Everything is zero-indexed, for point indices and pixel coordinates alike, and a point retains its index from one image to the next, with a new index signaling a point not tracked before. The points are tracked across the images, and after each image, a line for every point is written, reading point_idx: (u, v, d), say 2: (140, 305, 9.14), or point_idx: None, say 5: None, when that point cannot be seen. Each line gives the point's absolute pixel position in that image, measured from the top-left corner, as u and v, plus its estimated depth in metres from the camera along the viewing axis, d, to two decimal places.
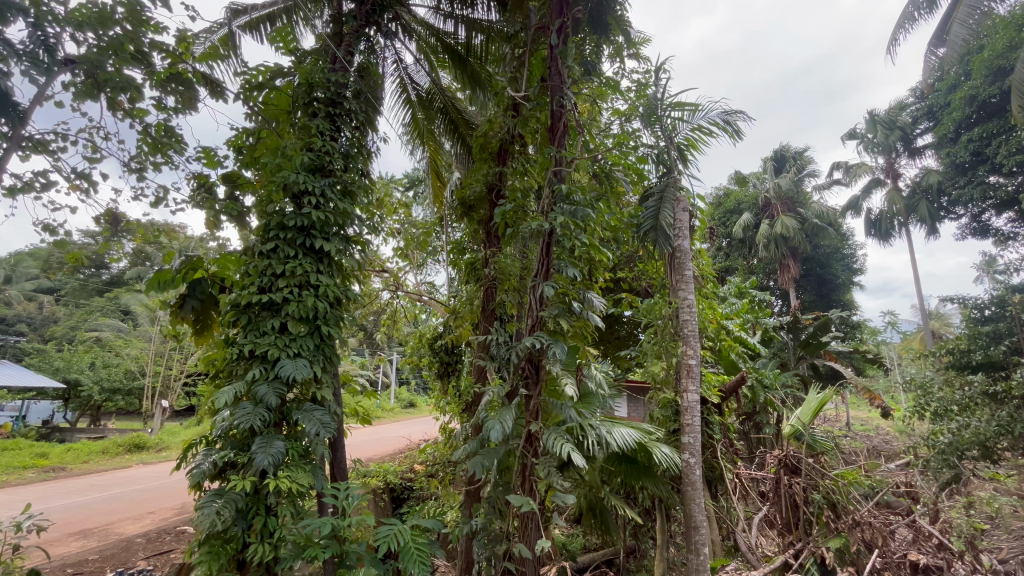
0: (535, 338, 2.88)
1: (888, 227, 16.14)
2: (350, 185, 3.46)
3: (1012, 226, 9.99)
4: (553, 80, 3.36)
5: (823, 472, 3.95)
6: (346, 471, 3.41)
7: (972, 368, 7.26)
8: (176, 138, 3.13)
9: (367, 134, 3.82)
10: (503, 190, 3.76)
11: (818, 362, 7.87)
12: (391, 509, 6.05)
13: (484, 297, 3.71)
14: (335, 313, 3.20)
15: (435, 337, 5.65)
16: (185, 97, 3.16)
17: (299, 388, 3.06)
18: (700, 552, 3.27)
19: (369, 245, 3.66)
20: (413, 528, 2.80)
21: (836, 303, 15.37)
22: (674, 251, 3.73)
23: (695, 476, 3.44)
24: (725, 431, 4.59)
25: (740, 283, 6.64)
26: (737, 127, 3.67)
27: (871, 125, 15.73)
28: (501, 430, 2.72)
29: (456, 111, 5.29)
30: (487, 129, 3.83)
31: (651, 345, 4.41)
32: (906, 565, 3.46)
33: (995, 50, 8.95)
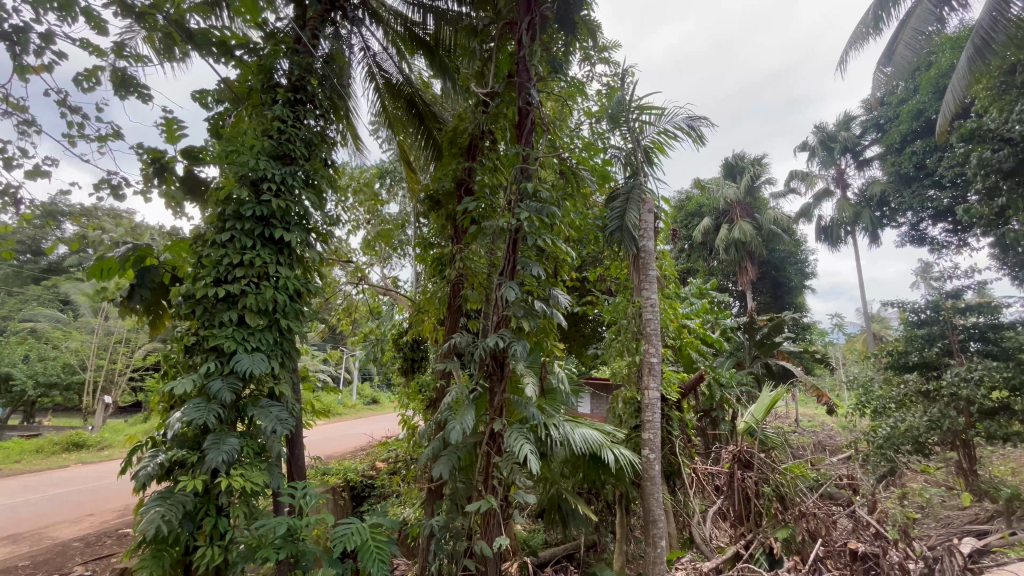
0: (498, 337, 2.89)
1: (837, 234, 17.04)
2: (312, 175, 3.33)
3: (946, 236, 10.76)
4: (522, 77, 3.36)
5: (773, 466, 4.21)
6: (304, 469, 3.31)
7: (908, 368, 7.59)
8: (133, 87, 3.15)
9: (331, 123, 3.70)
10: (472, 186, 3.70)
11: (772, 361, 8.23)
12: (352, 508, 5.94)
13: (451, 293, 3.68)
14: (294, 307, 3.08)
15: (400, 333, 5.64)
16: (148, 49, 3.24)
17: (255, 384, 2.93)
18: (657, 545, 3.37)
19: (332, 238, 3.56)
20: (373, 526, 2.76)
21: (788, 306, 16.14)
22: (639, 252, 3.83)
23: (654, 471, 3.56)
24: (684, 427, 4.74)
25: (701, 284, 6.86)
26: (701, 132, 3.80)
27: (824, 136, 16.55)
28: (462, 431, 2.73)
29: (424, 104, 5.21)
30: (455, 124, 3.77)
31: (614, 343, 4.49)
32: (844, 553, 3.55)
33: (940, 71, 9.54)
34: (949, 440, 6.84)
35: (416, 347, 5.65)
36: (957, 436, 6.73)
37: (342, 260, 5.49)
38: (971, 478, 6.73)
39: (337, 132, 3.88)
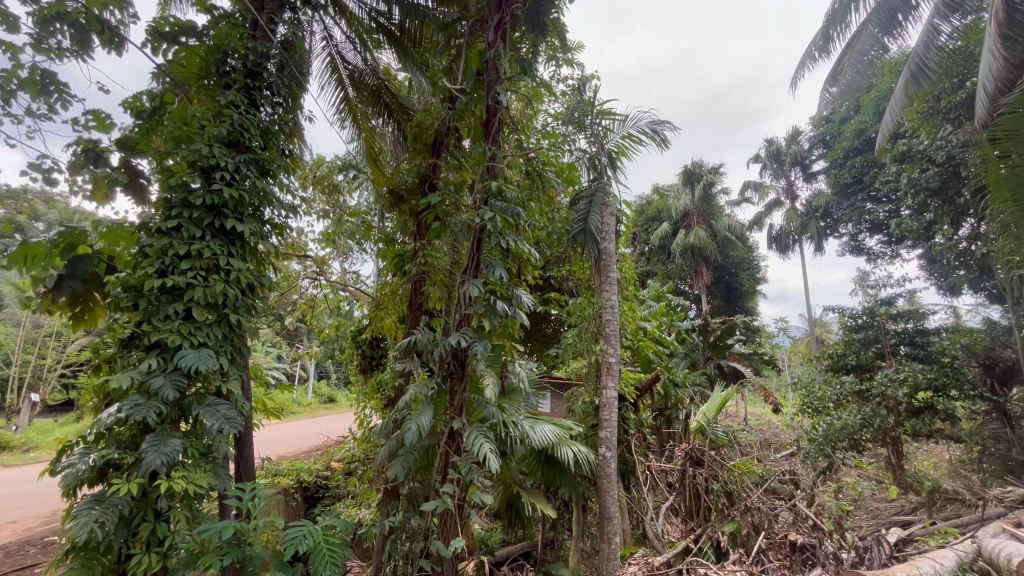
0: (460, 336, 2.87)
1: (785, 242, 17.96)
2: (268, 164, 3.20)
3: (881, 248, 11.53)
4: (491, 76, 3.37)
5: (722, 464, 4.46)
6: (254, 470, 3.18)
7: (846, 370, 8.09)
8: (55, 86, 2.75)
9: (290, 111, 3.56)
10: (436, 182, 3.69)
11: (723, 363, 8.59)
12: (304, 509, 5.77)
13: (413, 288, 3.67)
14: (246, 301, 2.95)
15: (359, 331, 5.54)
16: (75, 41, 2.85)
17: (201, 382, 2.79)
18: (612, 541, 3.46)
19: (288, 230, 3.44)
20: (326, 528, 2.68)
21: (739, 309, 16.88)
22: (600, 255, 3.97)
23: (610, 469, 3.67)
24: (640, 426, 4.87)
25: (659, 287, 7.05)
26: (664, 137, 3.92)
27: (776, 149, 17.41)
28: (418, 431, 2.73)
29: (390, 99, 5.09)
30: (420, 119, 3.71)
31: (574, 343, 4.56)
32: (785, 545, 3.80)
33: (879, 93, 10.21)
34: (880, 438, 7.32)
35: (376, 344, 5.56)
36: (887, 434, 7.24)
37: (299, 254, 5.30)
38: (898, 472, 7.27)
39: (296, 122, 3.74)
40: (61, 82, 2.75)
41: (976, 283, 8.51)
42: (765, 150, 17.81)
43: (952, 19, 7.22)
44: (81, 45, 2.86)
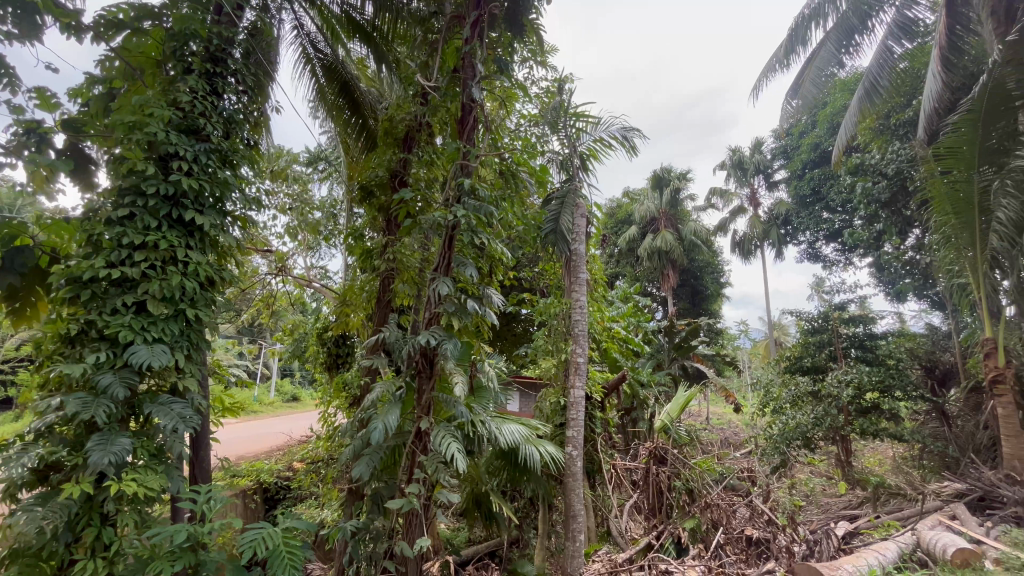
0: (429, 334, 2.84)
1: (748, 248, 18.60)
2: (231, 154, 3.08)
3: (836, 255, 12.09)
4: (467, 73, 3.34)
5: (684, 462, 4.52)
6: (210, 471, 3.07)
7: (801, 371, 8.43)
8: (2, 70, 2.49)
9: (255, 100, 3.45)
10: (407, 178, 3.65)
11: (687, 363, 8.84)
12: (263, 511, 5.61)
13: (381, 285, 3.61)
14: (205, 296, 2.83)
15: (325, 328, 5.42)
16: (20, 28, 2.52)
17: (154, 379, 2.67)
18: (576, 539, 3.54)
19: (251, 222, 3.33)
20: (286, 531, 2.61)
21: (703, 312, 17.39)
22: (570, 255, 4.05)
23: (576, 467, 3.74)
24: (606, 426, 4.95)
25: (626, 289, 7.18)
26: (633, 143, 4.04)
27: (740, 158, 18.02)
28: (385, 430, 2.69)
29: (361, 93, 4.97)
30: (392, 113, 3.66)
31: (543, 342, 4.59)
32: (742, 539, 3.95)
33: (835, 108, 10.73)
34: (831, 436, 7.69)
35: (342, 342, 5.45)
36: (838, 432, 7.60)
37: (262, 247, 5.12)
38: (846, 468, 7.64)
39: (261, 111, 3.60)
40: (8, 64, 2.49)
41: (920, 291, 9.04)
42: (730, 158, 18.41)
43: (904, 42, 7.59)
44: (27, 35, 2.54)
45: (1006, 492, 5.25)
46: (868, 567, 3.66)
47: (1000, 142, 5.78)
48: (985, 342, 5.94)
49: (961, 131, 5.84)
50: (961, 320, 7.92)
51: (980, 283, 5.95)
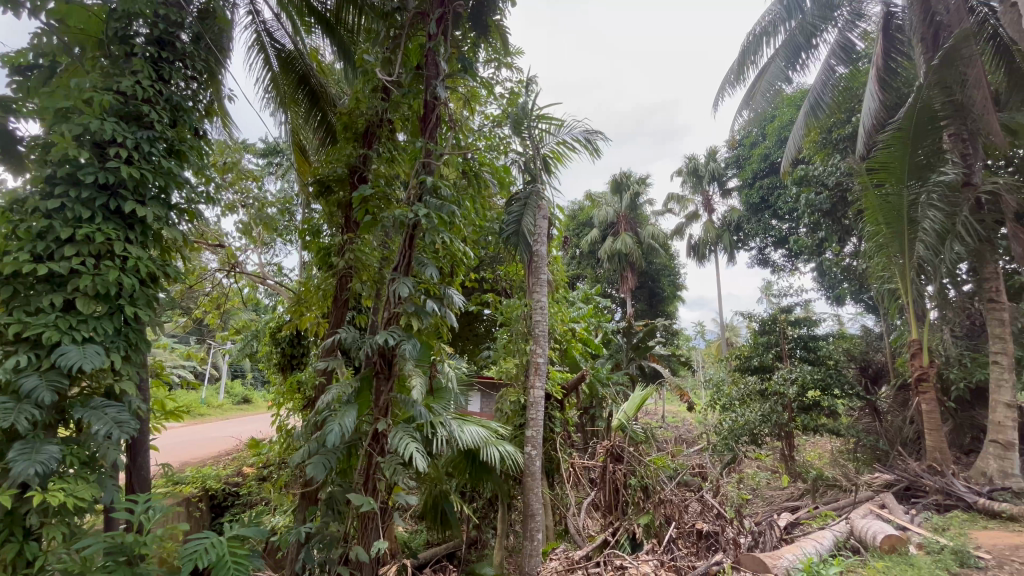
0: (388, 334, 2.79)
1: (702, 252, 19.31)
2: (177, 144, 2.92)
3: (784, 260, 12.72)
4: (429, 70, 3.31)
5: (640, 459, 4.66)
6: (149, 480, 2.89)
7: (750, 370, 8.83)
8: None
9: (205, 87, 3.27)
10: (366, 175, 3.57)
11: (644, 363, 9.12)
12: (209, 519, 5.34)
13: (338, 285, 3.53)
14: (146, 294, 2.66)
15: (279, 327, 5.25)
16: None
17: (87, 382, 2.49)
18: (533, 538, 3.61)
19: (200, 217, 3.17)
20: (233, 539, 2.49)
21: (660, 313, 17.95)
22: (531, 256, 4.08)
23: (534, 467, 3.79)
24: (565, 425, 5.02)
25: (587, 290, 7.30)
26: (596, 147, 4.14)
27: (696, 165, 18.72)
28: (341, 432, 2.62)
29: (320, 86, 4.83)
30: (351, 108, 3.57)
31: (504, 343, 4.61)
32: (692, 533, 4.05)
33: (783, 121, 11.33)
34: (776, 432, 8.11)
35: (297, 341, 5.29)
36: (782, 428, 8.01)
37: (212, 242, 4.87)
38: (790, 462, 8.07)
39: (212, 100, 3.43)
40: None
41: (857, 295, 9.66)
42: (686, 165, 19.04)
43: (845, 62, 8.17)
44: None
45: (929, 481, 5.72)
46: (806, 554, 3.88)
47: (927, 158, 6.25)
48: (913, 343, 6.41)
49: (892, 147, 6.33)
50: (891, 323, 8.53)
51: (907, 288, 6.43)
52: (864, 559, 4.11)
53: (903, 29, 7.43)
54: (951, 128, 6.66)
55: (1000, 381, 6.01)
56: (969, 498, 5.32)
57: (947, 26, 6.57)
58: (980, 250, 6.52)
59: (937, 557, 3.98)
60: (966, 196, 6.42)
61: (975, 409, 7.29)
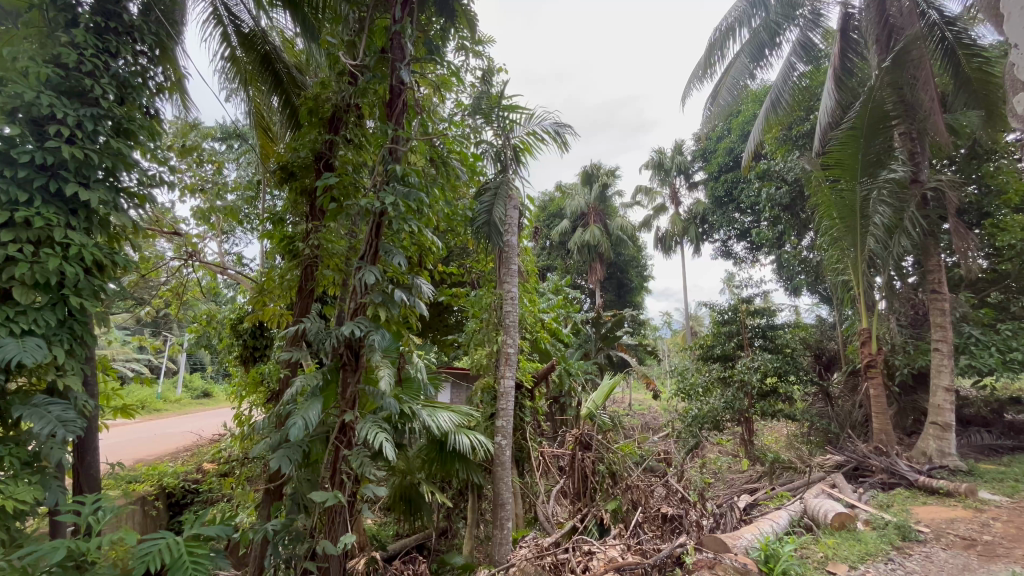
0: (354, 325, 2.72)
1: (669, 244, 19.73)
2: (127, 123, 2.74)
3: (745, 252, 13.13)
4: (395, 54, 3.22)
5: (608, 447, 4.77)
6: (98, 480, 2.74)
7: (713, 358, 9.10)
8: None
9: (157, 62, 3.08)
10: (333, 161, 3.46)
11: (612, 353, 9.30)
12: (166, 518, 5.13)
13: (303, 275, 3.43)
14: (92, 283, 2.50)
15: (241, 318, 5.06)
16: None
17: (25, 377, 2.33)
18: (503, 526, 3.65)
19: (152, 202, 3.00)
20: (192, 539, 2.40)
21: (628, 304, 18.28)
22: (502, 246, 4.05)
23: (504, 456, 3.81)
24: (535, 414, 5.06)
25: (557, 281, 7.33)
26: (565, 139, 4.14)
27: (662, 158, 19.08)
28: (305, 426, 2.56)
29: (283, 68, 4.65)
30: (316, 92, 3.45)
31: (474, 334, 4.58)
32: (657, 517, 4.14)
33: (747, 117, 11.65)
34: (737, 418, 8.44)
35: (259, 333, 5.12)
36: (742, 414, 8.34)
37: (166, 229, 4.63)
38: (749, 446, 8.43)
39: (165, 76, 3.24)
40: None
41: (813, 287, 10.06)
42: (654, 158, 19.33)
43: (804, 61, 8.47)
44: None
45: (875, 461, 6.09)
46: (764, 533, 4.07)
47: (878, 156, 6.56)
48: (863, 331, 6.76)
49: (847, 144, 6.60)
50: (844, 313, 8.95)
51: (858, 279, 6.76)
52: (817, 536, 4.33)
53: (859, 30, 7.73)
54: (901, 127, 7.00)
55: (940, 366, 6.41)
56: (911, 476, 5.70)
57: (899, 29, 6.87)
58: (925, 244, 6.91)
59: (882, 532, 4.24)
60: (913, 193, 6.78)
61: (917, 393, 7.80)
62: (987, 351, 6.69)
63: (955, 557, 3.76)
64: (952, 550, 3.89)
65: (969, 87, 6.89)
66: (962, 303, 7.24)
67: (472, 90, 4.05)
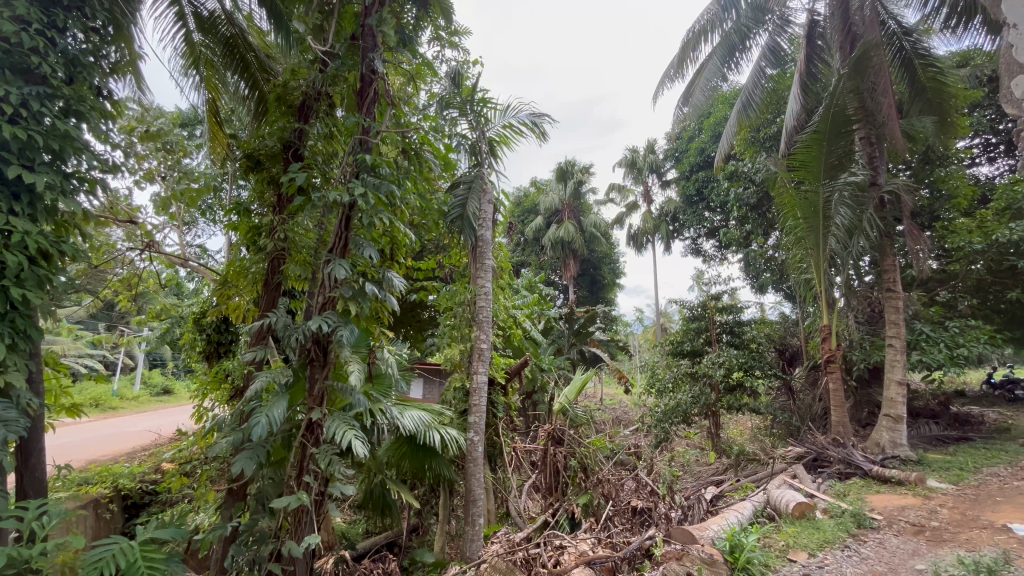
0: (322, 320, 2.64)
1: (641, 242, 20.03)
2: (77, 104, 2.57)
3: (714, 251, 13.45)
4: (367, 42, 3.13)
5: (580, 441, 4.81)
6: (44, 483, 2.58)
7: (682, 354, 9.32)
8: None
9: (109, 40, 2.90)
10: (301, 151, 3.34)
11: (585, 348, 9.43)
12: (121, 521, 4.90)
13: (270, 268, 3.31)
14: (39, 274, 2.34)
15: (204, 313, 4.87)
16: None
17: None
18: (475, 523, 3.63)
19: (104, 189, 2.83)
20: (147, 543, 2.29)
21: (601, 300, 18.49)
22: (476, 241, 4.01)
23: (476, 452, 3.78)
24: (508, 410, 5.04)
25: (531, 277, 7.33)
26: (542, 129, 4.12)
27: (634, 157, 19.33)
28: (269, 425, 2.47)
29: (249, 53, 4.48)
30: (284, 78, 3.33)
31: (446, 330, 4.52)
32: (627, 510, 4.21)
33: (717, 118, 11.89)
34: (704, 412, 8.67)
35: (224, 327, 4.94)
36: (709, 408, 8.56)
37: (122, 217, 4.41)
38: (715, 440, 8.68)
39: (119, 57, 3.07)
40: None
41: (777, 284, 10.38)
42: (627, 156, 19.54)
43: (773, 65, 8.72)
44: None
45: (833, 452, 6.36)
46: (729, 524, 4.20)
47: (840, 160, 6.80)
48: (823, 328, 7.03)
49: (811, 147, 6.82)
50: (806, 310, 9.29)
51: (820, 278, 7.01)
52: (778, 525, 4.48)
53: (824, 37, 8.00)
54: (861, 131, 7.29)
55: (893, 361, 6.73)
56: (865, 466, 5.98)
57: (860, 37, 7.15)
58: (882, 245, 7.22)
59: (839, 520, 4.42)
60: (871, 196, 7.07)
61: (872, 387, 8.17)
62: (936, 346, 7.05)
63: (905, 543, 3.95)
64: (903, 536, 4.09)
65: (924, 96, 7.25)
66: (914, 301, 7.62)
67: (447, 81, 3.99)
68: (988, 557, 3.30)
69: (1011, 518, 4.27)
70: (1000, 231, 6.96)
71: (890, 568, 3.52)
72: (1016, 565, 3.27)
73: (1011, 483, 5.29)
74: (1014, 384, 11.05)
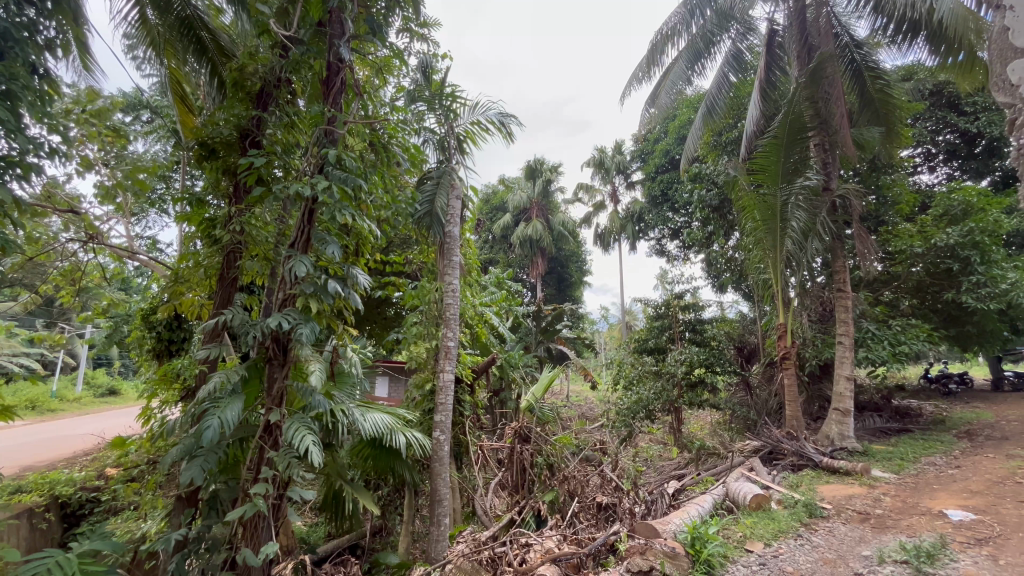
0: (281, 317, 2.52)
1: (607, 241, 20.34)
2: (6, 81, 2.35)
3: (677, 251, 13.81)
4: (334, 30, 3.03)
5: (546, 439, 4.84)
6: None
7: (646, 351, 9.50)
8: None
9: (43, 14, 2.67)
10: (260, 140, 3.20)
11: (551, 345, 9.50)
12: (60, 531, 4.60)
13: (225, 263, 3.16)
14: None
15: (153, 309, 4.60)
16: None
17: None
18: (440, 523, 3.59)
19: (40, 174, 2.62)
20: (86, 555, 2.15)
21: (568, 298, 18.69)
22: (444, 238, 3.98)
23: (442, 452, 3.74)
24: (474, 408, 5.00)
25: (499, 274, 7.29)
26: (509, 130, 4.10)
27: (602, 157, 19.57)
28: (222, 427, 2.36)
29: (206, 35, 4.23)
30: (242, 63, 3.17)
31: (412, 328, 4.45)
32: (592, 506, 4.26)
33: (682, 121, 12.20)
34: (667, 407, 8.89)
35: (175, 324, 4.69)
36: (672, 403, 8.79)
37: (61, 206, 4.10)
38: (677, 435, 8.93)
39: (56, 33, 2.83)
40: None
41: (736, 284, 10.74)
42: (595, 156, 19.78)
43: (736, 71, 9.02)
44: None
45: (787, 445, 6.66)
46: (690, 517, 4.31)
47: (796, 165, 7.07)
48: (779, 326, 7.33)
49: (770, 152, 7.09)
50: (763, 309, 9.66)
51: (777, 278, 7.29)
52: (736, 517, 4.64)
53: (783, 46, 8.31)
54: (816, 138, 7.62)
55: (843, 358, 7.07)
56: (816, 458, 6.29)
57: (816, 48, 7.45)
58: (833, 247, 7.58)
59: (793, 510, 4.63)
60: (824, 201, 7.40)
61: (822, 382, 8.60)
62: (881, 344, 7.46)
63: (852, 530, 4.18)
64: (850, 524, 4.32)
65: (871, 106, 7.61)
66: (861, 301, 8.05)
67: (415, 74, 3.93)
68: (927, 542, 3.54)
69: (946, 504, 4.58)
70: (938, 236, 7.61)
71: (839, 555, 3.70)
72: (951, 549, 3.52)
73: (946, 471, 5.68)
74: (947, 378, 11.87)
